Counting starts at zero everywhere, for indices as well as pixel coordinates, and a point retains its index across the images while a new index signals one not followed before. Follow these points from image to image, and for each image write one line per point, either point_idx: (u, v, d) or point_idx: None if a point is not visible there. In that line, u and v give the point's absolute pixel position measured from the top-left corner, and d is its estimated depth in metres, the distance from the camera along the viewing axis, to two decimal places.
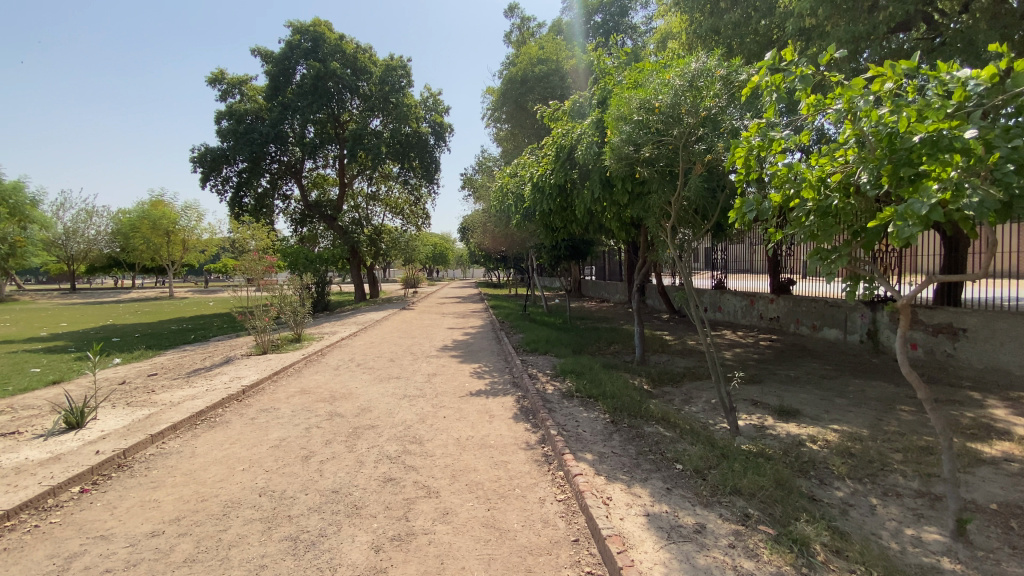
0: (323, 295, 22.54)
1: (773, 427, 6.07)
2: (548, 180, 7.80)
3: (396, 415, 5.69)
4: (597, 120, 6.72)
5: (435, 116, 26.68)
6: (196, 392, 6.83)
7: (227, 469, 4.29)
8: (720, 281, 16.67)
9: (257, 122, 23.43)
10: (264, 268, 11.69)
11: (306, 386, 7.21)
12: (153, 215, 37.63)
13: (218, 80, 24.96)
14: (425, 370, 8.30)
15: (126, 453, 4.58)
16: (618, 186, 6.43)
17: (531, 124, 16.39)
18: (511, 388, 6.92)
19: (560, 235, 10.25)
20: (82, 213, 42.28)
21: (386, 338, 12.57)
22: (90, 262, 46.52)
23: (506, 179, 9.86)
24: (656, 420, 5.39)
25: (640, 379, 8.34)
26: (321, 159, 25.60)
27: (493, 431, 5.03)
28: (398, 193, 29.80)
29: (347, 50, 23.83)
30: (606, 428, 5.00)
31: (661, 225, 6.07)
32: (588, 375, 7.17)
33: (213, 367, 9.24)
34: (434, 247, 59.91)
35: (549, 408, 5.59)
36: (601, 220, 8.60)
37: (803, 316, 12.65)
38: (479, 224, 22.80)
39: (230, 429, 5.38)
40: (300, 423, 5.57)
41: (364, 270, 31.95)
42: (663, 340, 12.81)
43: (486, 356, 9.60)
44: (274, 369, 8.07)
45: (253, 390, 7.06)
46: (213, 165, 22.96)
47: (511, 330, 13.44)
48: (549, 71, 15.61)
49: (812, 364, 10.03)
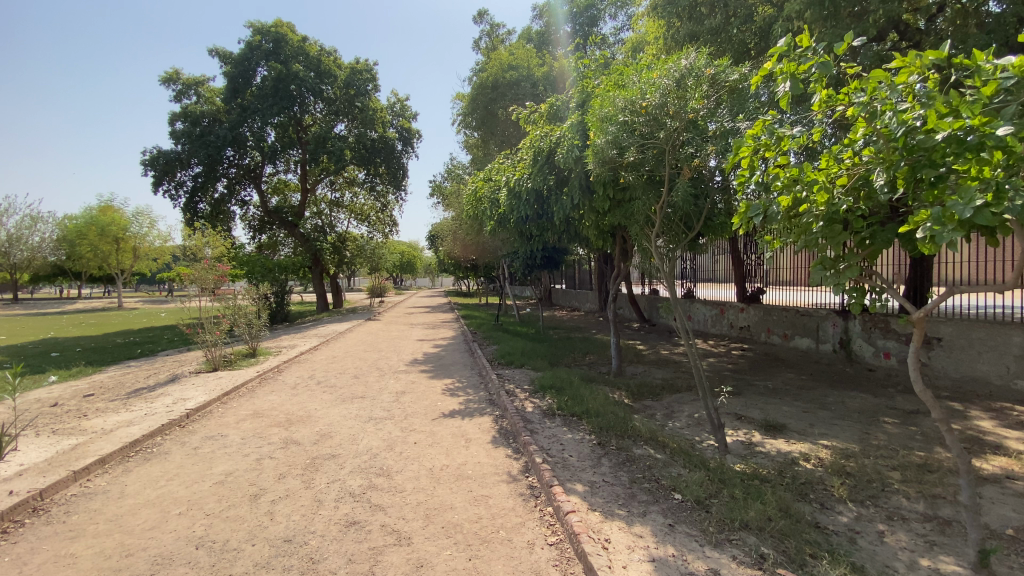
0: (282, 306, 21.43)
1: (762, 444, 5.80)
2: (524, 185, 7.39)
3: (360, 442, 5.12)
4: (578, 122, 6.36)
5: (403, 122, 26.07)
6: (133, 417, 6.03)
7: (160, 514, 3.64)
8: (690, 290, 16.64)
9: (215, 124, 22.24)
10: (216, 279, 10.74)
11: (260, 408, 6.52)
12: (102, 221, 35.33)
13: (173, 80, 23.69)
14: (393, 387, 7.71)
15: (42, 494, 3.82)
16: (600, 192, 6.07)
17: (502, 131, 16.06)
18: (487, 407, 6.44)
19: (535, 244, 9.86)
20: (24, 218, 39.45)
21: (351, 351, 11.88)
22: (32, 271, 43.38)
23: (480, 183, 9.42)
24: (644, 440, 5.03)
25: (620, 393, 7.99)
26: (283, 164, 24.55)
27: (470, 459, 4.56)
28: (363, 200, 28.94)
29: (310, 52, 23.01)
30: (593, 452, 4.59)
31: (645, 233, 5.72)
32: (569, 390, 6.76)
33: (155, 387, 8.35)
34: (401, 255, 58.79)
35: (530, 430, 5.14)
36: (578, 228, 8.26)
37: (774, 325, 12.64)
38: (449, 232, 22.28)
39: (170, 461, 4.69)
40: (250, 452, 4.92)
41: (328, 280, 30.81)
42: (638, 350, 12.59)
43: (458, 370, 9.08)
44: (225, 389, 7.33)
45: (199, 413, 6.31)
46: (166, 168, 21.64)
47: (482, 341, 12.94)
48: (520, 77, 15.23)
49: (789, 374, 9.95)
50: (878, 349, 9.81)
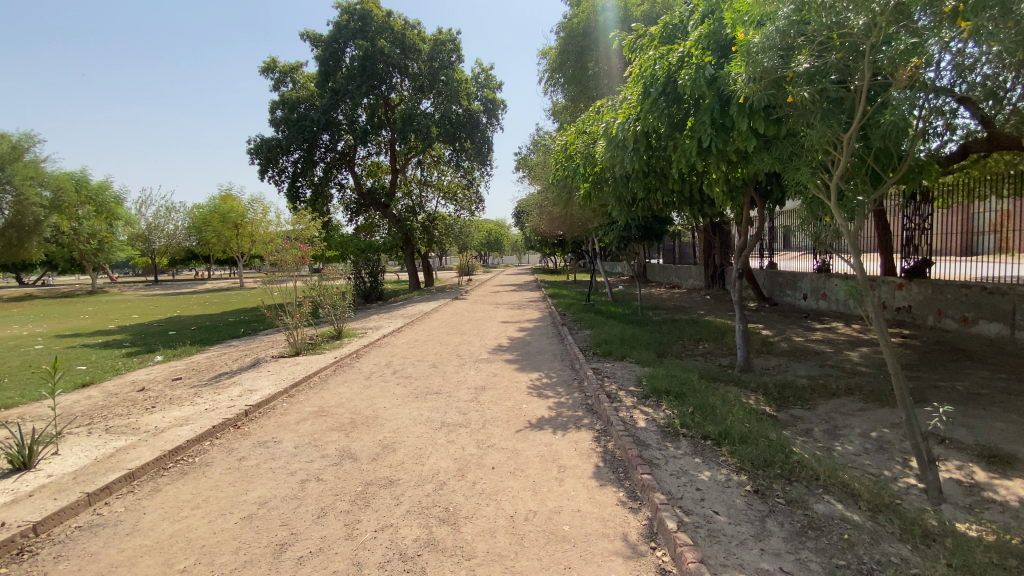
0: (376, 286, 21.31)
1: (999, 489, 3.89)
2: (632, 130, 5.78)
3: (426, 461, 4.03)
4: (712, 33, 4.77)
5: (487, 93, 24.88)
6: (194, 414, 5.47)
7: (160, 568, 2.77)
8: (825, 262, 13.41)
9: (311, 109, 22.53)
10: (297, 260, 10.00)
11: (326, 405, 5.69)
12: (222, 209, 38.49)
13: (271, 69, 24.42)
14: (472, 382, 6.62)
15: (34, 529, 3.12)
16: (745, 122, 4.42)
17: (594, 85, 14.19)
18: (584, 416, 5.07)
19: (637, 210, 8.26)
20: (162, 209, 44.15)
21: (433, 335, 11.08)
22: (172, 255, 49.15)
23: (571, 137, 7.96)
24: (823, 488, 3.44)
25: (757, 399, 6.23)
26: (373, 145, 24.50)
27: (567, 505, 3.27)
28: (450, 178, 28.38)
29: (396, 28, 22.48)
30: (752, 508, 3.11)
31: (819, 178, 3.98)
32: (693, 398, 5.18)
33: (236, 373, 7.96)
34: (488, 234, 58.43)
35: (650, 463, 3.76)
36: (705, 184, 6.56)
37: (948, 307, 9.76)
38: (536, 205, 20.98)
39: (207, 478, 3.94)
40: (297, 470, 4.03)
41: (418, 260, 30.90)
42: (764, 337, 10.47)
43: (548, 361, 7.81)
44: (295, 379, 6.66)
45: (262, 410, 5.62)
46: (269, 155, 22.30)
47: (575, 324, 11.55)
48: (615, 19, 13.18)
49: (987, 371, 7.42)
50: None
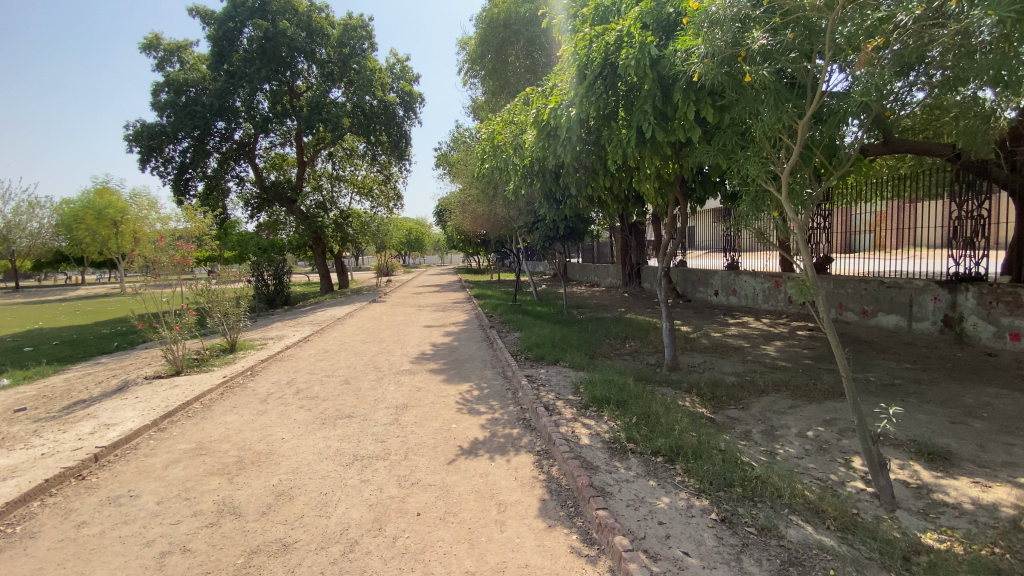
0: (281, 291, 19.43)
1: (939, 489, 3.89)
2: (564, 115, 5.29)
3: (335, 511, 3.25)
4: (653, 11, 4.44)
5: (403, 85, 23.68)
6: (19, 460, 4.15)
7: None
8: (734, 261, 13.99)
9: (202, 94, 20.00)
10: (178, 262, 8.46)
11: (206, 440, 4.62)
12: (98, 205, 33.54)
13: (153, 47, 21.43)
14: (391, 400, 5.80)
15: None
16: (689, 107, 4.11)
17: (515, 80, 13.71)
18: (523, 435, 4.50)
19: (565, 208, 7.88)
20: (21, 204, 37.56)
21: (346, 344, 9.97)
22: (34, 258, 42.27)
23: (497, 126, 7.38)
24: (789, 508, 3.12)
25: (691, 401, 6.05)
26: (277, 135, 22.39)
27: (513, 558, 2.67)
28: (365, 173, 26.80)
29: (301, 10, 20.63)
30: (726, 546, 2.69)
31: (768, 170, 3.73)
32: (635, 406, 4.80)
33: (92, 400, 6.44)
34: (406, 233, 56.58)
35: (602, 492, 3.24)
36: (638, 180, 6.27)
37: (849, 300, 10.36)
38: (458, 203, 20.27)
39: (20, 559, 2.84)
40: (160, 534, 3.07)
41: (331, 259, 28.87)
42: (687, 333, 10.58)
43: (477, 370, 7.19)
44: (169, 407, 5.42)
45: (121, 451, 4.41)
46: (151, 143, 19.45)
47: (501, 327, 10.99)
48: (536, 12, 12.81)
49: (889, 361, 7.87)
50: (1003, 329, 7.66)
